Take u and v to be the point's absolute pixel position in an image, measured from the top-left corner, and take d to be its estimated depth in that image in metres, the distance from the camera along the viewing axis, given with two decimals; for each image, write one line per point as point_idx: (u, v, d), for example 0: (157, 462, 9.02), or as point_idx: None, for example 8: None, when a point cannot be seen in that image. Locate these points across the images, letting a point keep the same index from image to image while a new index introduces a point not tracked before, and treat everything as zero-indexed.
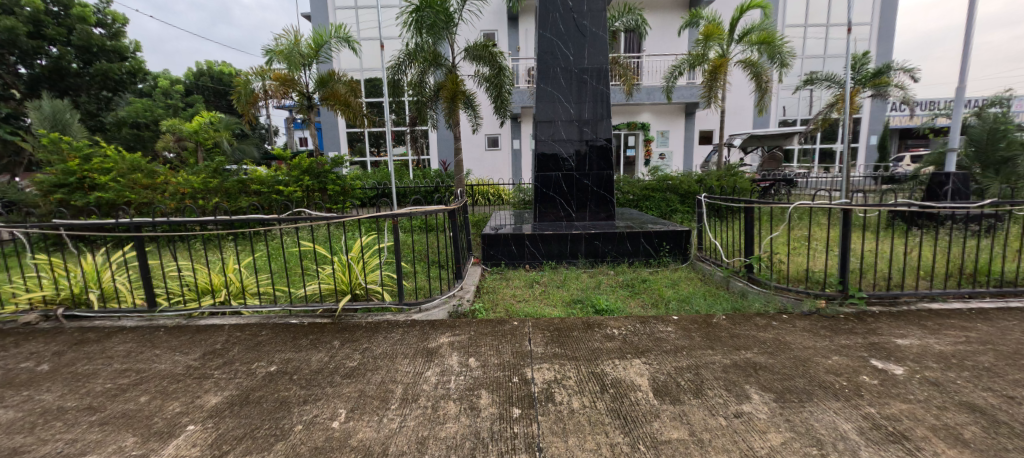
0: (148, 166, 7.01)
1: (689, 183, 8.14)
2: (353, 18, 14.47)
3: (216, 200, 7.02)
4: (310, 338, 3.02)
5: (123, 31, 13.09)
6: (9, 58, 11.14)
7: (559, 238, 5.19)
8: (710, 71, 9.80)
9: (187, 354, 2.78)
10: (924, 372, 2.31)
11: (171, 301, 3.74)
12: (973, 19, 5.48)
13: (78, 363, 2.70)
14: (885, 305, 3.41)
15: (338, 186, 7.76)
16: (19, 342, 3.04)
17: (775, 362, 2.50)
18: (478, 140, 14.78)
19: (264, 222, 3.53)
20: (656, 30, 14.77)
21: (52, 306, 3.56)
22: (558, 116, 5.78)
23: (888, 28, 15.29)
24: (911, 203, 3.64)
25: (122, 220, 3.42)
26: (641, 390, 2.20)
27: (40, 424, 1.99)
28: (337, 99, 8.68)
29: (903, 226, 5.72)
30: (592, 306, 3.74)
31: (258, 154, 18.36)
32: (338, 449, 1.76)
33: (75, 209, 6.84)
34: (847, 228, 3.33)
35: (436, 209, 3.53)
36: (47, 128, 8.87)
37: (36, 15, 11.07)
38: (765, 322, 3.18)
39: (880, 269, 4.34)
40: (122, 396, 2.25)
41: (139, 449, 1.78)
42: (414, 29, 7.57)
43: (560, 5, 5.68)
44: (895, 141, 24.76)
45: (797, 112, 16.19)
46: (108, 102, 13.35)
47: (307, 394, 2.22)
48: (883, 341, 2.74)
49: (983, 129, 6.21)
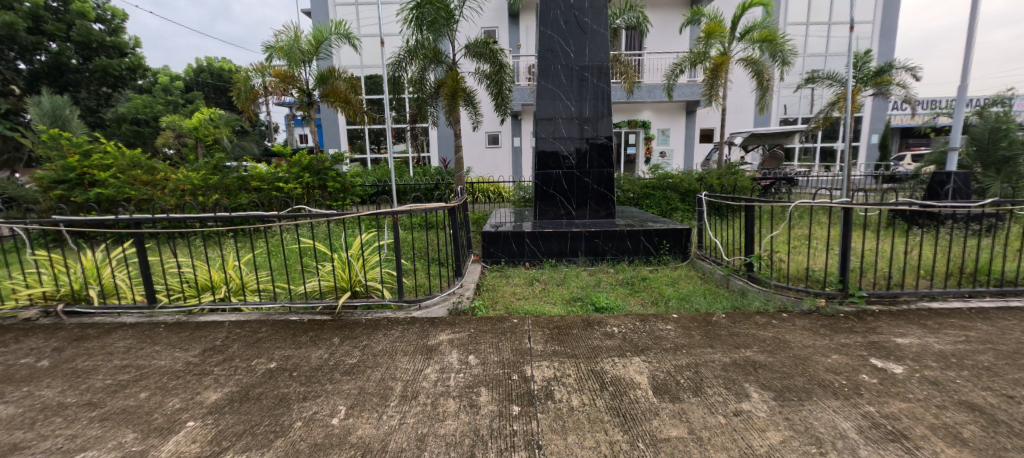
0: (148, 163, 7.00)
1: (689, 181, 8.15)
2: (353, 14, 14.42)
3: (216, 197, 7.01)
4: (310, 335, 3.02)
5: (122, 27, 13.06)
6: (9, 54, 11.11)
7: (559, 236, 5.19)
8: (711, 69, 9.77)
9: (187, 350, 2.78)
10: (924, 371, 2.31)
11: (171, 297, 3.74)
12: (974, 18, 5.46)
13: (78, 359, 2.70)
14: (885, 304, 3.41)
15: (338, 183, 7.78)
16: (18, 339, 3.04)
17: (775, 361, 2.50)
18: (478, 137, 14.77)
19: (264, 218, 3.52)
20: (657, 27, 14.72)
21: (52, 302, 3.56)
22: (558, 114, 5.76)
23: (890, 26, 15.23)
24: (913, 201, 3.62)
25: (122, 217, 3.40)
26: (641, 388, 2.20)
27: (40, 420, 1.99)
28: (337, 96, 8.63)
29: (904, 225, 5.72)
30: (592, 304, 3.75)
31: (258, 150, 18.37)
32: (338, 445, 1.76)
33: (75, 205, 6.85)
34: (847, 227, 3.33)
35: (437, 207, 3.52)
36: (48, 124, 8.86)
37: (36, 10, 11.03)
38: (765, 320, 3.18)
39: (880, 268, 4.33)
40: (122, 392, 2.25)
41: (139, 445, 1.78)
42: (414, 26, 7.56)
43: (561, 3, 5.66)
44: (895, 140, 24.79)
45: (798, 110, 16.16)
46: (108, 99, 13.32)
47: (307, 391, 2.22)
48: (883, 340, 2.74)
49: (985, 129, 6.19)
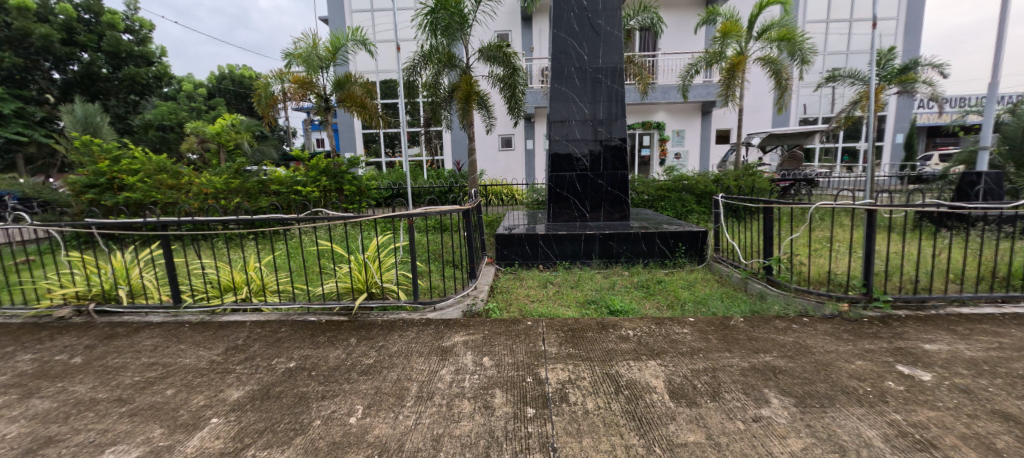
0: (173, 167, 7.22)
1: (706, 183, 8.05)
2: (368, 20, 14.76)
3: (238, 200, 7.24)
4: (328, 336, 3.08)
5: (149, 37, 13.56)
6: (44, 64, 11.62)
7: (573, 238, 5.17)
8: (727, 69, 9.60)
9: (210, 349, 2.87)
10: (954, 379, 2.23)
11: (196, 297, 3.84)
12: (1006, 12, 5.27)
13: (108, 356, 2.80)
14: (912, 309, 3.30)
15: (353, 187, 7.94)
16: (54, 336, 3.19)
17: (796, 366, 2.44)
18: (492, 139, 14.86)
19: (283, 221, 3.53)
20: (671, 28, 14.61)
21: (84, 301, 3.71)
22: (572, 116, 5.76)
23: (915, 22, 14.79)
24: (940, 203, 3.45)
25: (149, 219, 3.46)
26: (657, 392, 2.18)
27: (73, 415, 2.08)
28: (353, 100, 8.75)
29: (932, 228, 5.59)
30: (606, 307, 3.73)
31: (278, 154, 18.85)
32: (355, 444, 1.79)
33: (105, 208, 7.11)
34: (871, 230, 3.21)
35: (453, 209, 3.49)
36: (80, 131, 9.25)
37: (69, 22, 11.55)
38: (785, 325, 3.12)
39: (906, 272, 4.20)
40: (150, 389, 2.33)
41: (166, 440, 1.84)
42: (429, 31, 7.60)
43: (575, 5, 5.66)
44: (920, 138, 24.08)
45: (818, 109, 15.82)
46: (135, 106, 13.88)
47: (325, 391, 2.26)
48: (910, 346, 2.65)
49: (1018, 127, 5.93)
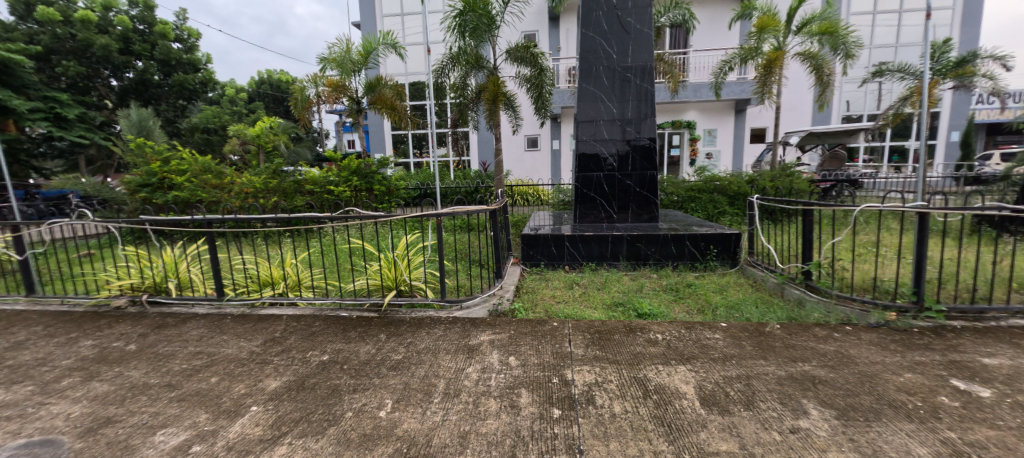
0: (217, 168, 7.63)
1: (739, 184, 7.77)
2: (399, 24, 15.09)
3: (275, 199, 7.56)
4: (358, 331, 3.17)
5: (196, 45, 14.37)
6: (104, 72, 12.51)
7: (600, 239, 5.11)
8: (763, 65, 9.23)
9: (250, 341, 3.01)
10: (1017, 396, 2.06)
11: (237, 291, 4.03)
12: None
13: (159, 344, 2.99)
14: (968, 320, 3.07)
15: (383, 186, 8.13)
16: (112, 324, 3.43)
17: (838, 377, 2.32)
18: (518, 140, 14.88)
19: (318, 219, 3.66)
20: (704, 24, 14.18)
21: (138, 292, 3.97)
22: (600, 116, 5.69)
23: (974, 11, 13.77)
24: (1002, 206, 3.18)
25: (196, 216, 3.66)
26: (687, 398, 2.12)
27: (128, 398, 2.23)
28: (383, 103, 8.96)
29: (992, 233, 5.18)
30: (634, 310, 3.66)
31: (313, 155, 19.59)
32: (384, 437, 1.84)
33: (156, 206, 7.58)
34: (922, 234, 3.00)
35: (480, 210, 3.51)
36: (134, 134, 9.91)
37: (126, 33, 12.38)
38: (825, 333, 2.97)
39: (963, 280, 3.91)
40: (196, 376, 2.47)
41: (211, 425, 1.95)
42: (457, 33, 7.69)
43: (604, 3, 5.58)
44: (980, 136, 22.36)
45: (863, 106, 14.97)
46: (183, 110, 14.75)
47: (356, 384, 2.33)
48: (967, 360, 2.47)
49: None
